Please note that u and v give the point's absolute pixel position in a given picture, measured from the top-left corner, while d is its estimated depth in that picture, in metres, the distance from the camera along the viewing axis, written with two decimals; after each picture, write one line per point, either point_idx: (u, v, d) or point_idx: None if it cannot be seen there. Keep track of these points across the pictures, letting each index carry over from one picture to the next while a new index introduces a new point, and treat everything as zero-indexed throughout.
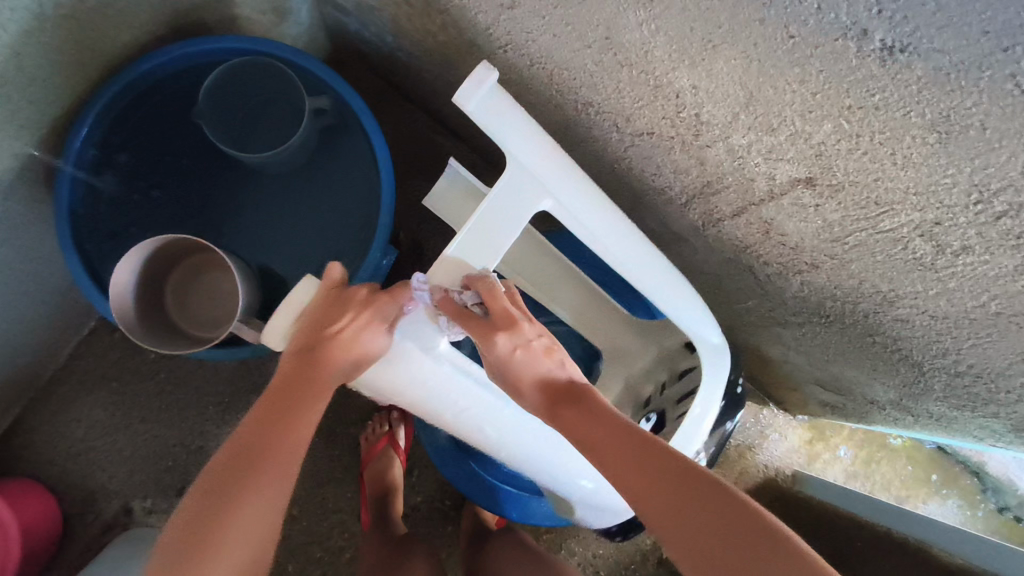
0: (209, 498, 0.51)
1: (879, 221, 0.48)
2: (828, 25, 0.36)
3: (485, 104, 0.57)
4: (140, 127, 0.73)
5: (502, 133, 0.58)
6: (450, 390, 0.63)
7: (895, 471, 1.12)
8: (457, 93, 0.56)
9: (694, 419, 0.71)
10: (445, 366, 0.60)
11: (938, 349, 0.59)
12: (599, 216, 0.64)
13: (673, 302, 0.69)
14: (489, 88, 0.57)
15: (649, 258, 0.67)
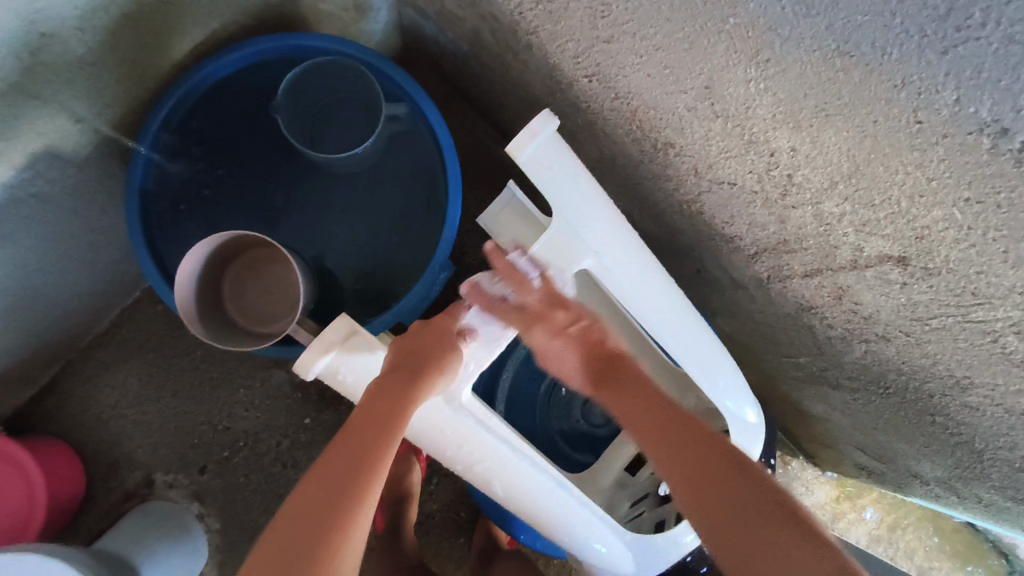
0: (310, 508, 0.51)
1: (970, 311, 0.47)
2: (963, 118, 0.36)
3: (535, 154, 0.59)
4: (216, 114, 0.73)
5: (552, 183, 0.59)
6: (465, 439, 0.63)
7: (920, 540, 1.10)
8: (511, 143, 0.58)
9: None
10: (465, 416, 0.62)
11: (1006, 440, 0.57)
12: (639, 274, 0.63)
13: (711, 374, 0.66)
14: (543, 139, 0.59)
15: (693, 326, 0.65)
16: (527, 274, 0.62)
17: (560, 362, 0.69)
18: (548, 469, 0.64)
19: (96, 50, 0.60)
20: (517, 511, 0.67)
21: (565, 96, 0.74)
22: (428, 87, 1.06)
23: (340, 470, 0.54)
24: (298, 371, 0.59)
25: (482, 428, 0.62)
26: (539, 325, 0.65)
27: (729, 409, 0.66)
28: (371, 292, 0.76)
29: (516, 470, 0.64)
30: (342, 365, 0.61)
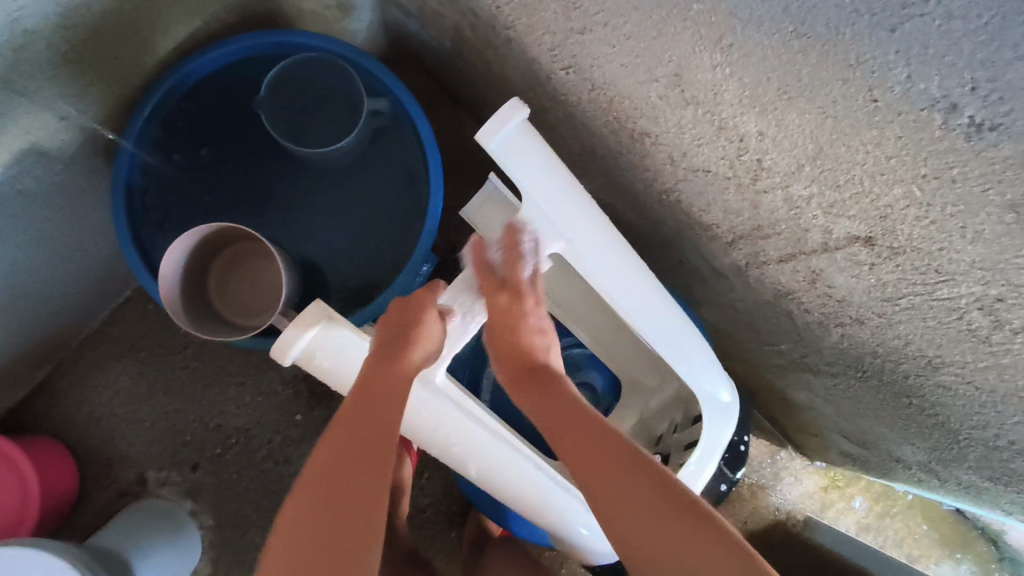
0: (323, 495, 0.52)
1: (936, 288, 0.48)
2: (915, 95, 0.36)
3: (506, 143, 0.59)
4: (199, 111, 0.74)
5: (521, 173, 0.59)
6: (440, 424, 0.64)
7: (908, 528, 1.11)
8: (481, 130, 0.58)
9: (694, 470, 0.67)
10: (439, 397, 0.63)
11: (979, 420, 0.58)
12: (614, 262, 0.63)
13: (684, 356, 0.67)
14: (514, 127, 0.59)
15: (667, 308, 0.66)
16: (527, 254, 0.63)
17: (500, 347, 0.65)
18: (522, 449, 0.66)
19: (78, 46, 0.61)
20: (496, 493, 0.68)
21: (546, 90, 0.75)
22: (416, 85, 1.08)
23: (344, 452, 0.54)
24: (275, 357, 0.60)
25: (457, 408, 0.63)
26: (505, 294, 0.64)
27: (702, 389, 0.68)
28: (356, 285, 0.77)
29: (492, 453, 0.65)
30: (319, 351, 0.61)
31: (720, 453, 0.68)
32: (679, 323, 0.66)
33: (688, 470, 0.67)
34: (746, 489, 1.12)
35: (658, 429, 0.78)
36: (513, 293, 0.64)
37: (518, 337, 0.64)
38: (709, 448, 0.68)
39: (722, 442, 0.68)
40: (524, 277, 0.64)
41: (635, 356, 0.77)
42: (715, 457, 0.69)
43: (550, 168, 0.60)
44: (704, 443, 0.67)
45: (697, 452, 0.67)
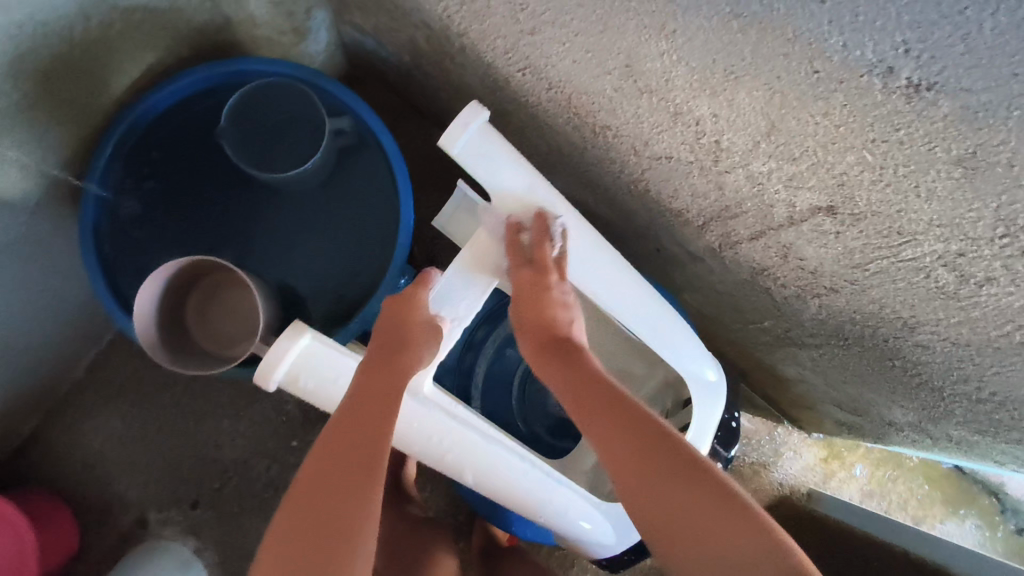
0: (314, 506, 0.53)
1: (900, 250, 0.48)
2: (853, 62, 0.37)
3: (468, 145, 0.60)
4: (161, 148, 0.74)
5: (486, 172, 0.61)
6: (433, 434, 0.64)
7: (910, 490, 1.12)
8: (444, 134, 0.59)
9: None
10: (431, 407, 0.63)
11: (960, 375, 0.59)
12: (590, 255, 0.64)
13: (668, 341, 0.67)
14: (474, 128, 0.60)
15: (644, 296, 0.66)
16: (557, 238, 0.62)
17: (525, 318, 0.64)
18: (518, 450, 0.66)
19: (31, 94, 0.61)
20: (496, 498, 0.68)
21: (505, 93, 0.76)
22: (380, 102, 1.08)
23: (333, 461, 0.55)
24: (261, 376, 0.59)
25: (449, 417, 0.63)
26: (529, 270, 0.62)
27: (689, 373, 0.68)
28: (337, 305, 0.77)
29: (489, 459, 0.65)
30: (304, 370, 0.61)
31: (712, 434, 0.69)
32: (659, 310, 0.67)
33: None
34: (748, 468, 1.12)
35: None
36: (539, 269, 0.62)
37: (545, 311, 0.62)
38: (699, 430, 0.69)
39: (710, 426, 0.69)
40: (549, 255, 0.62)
41: (619, 350, 0.78)
42: (707, 440, 0.69)
43: (515, 164, 0.61)
44: (695, 426, 0.68)
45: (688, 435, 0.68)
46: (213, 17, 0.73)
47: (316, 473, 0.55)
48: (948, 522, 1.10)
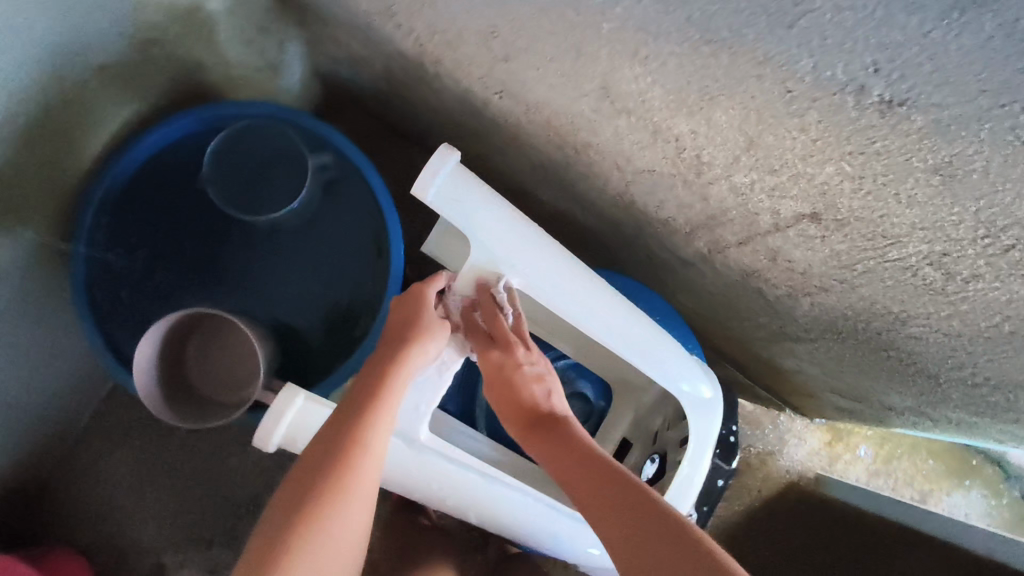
0: (299, 486, 0.53)
1: (886, 251, 0.49)
2: (825, 81, 0.37)
3: (441, 191, 0.59)
4: (143, 199, 0.74)
5: (462, 216, 0.60)
6: (436, 479, 0.65)
7: (916, 466, 1.13)
8: (415, 184, 0.59)
9: (689, 473, 0.67)
10: (432, 456, 0.63)
11: (954, 362, 0.60)
12: (575, 287, 0.64)
13: (659, 361, 0.67)
14: (445, 174, 0.59)
15: (632, 321, 0.66)
16: (502, 305, 0.63)
17: (499, 395, 0.66)
18: (521, 488, 0.66)
19: (8, 161, 0.60)
20: (505, 530, 0.69)
21: (484, 115, 0.76)
22: (359, 127, 1.08)
23: (321, 445, 0.55)
24: (258, 441, 0.60)
25: (445, 459, 0.63)
26: (495, 351, 0.64)
27: (684, 391, 0.68)
28: (335, 339, 0.78)
29: (494, 497, 0.66)
30: (299, 436, 0.61)
31: (712, 448, 0.68)
32: (648, 333, 0.67)
33: (682, 475, 0.67)
34: (755, 458, 1.12)
35: (654, 425, 0.78)
36: (503, 347, 0.64)
37: (514, 391, 0.65)
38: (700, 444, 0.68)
39: (710, 439, 0.69)
40: (506, 325, 0.64)
41: (618, 360, 0.79)
42: (708, 454, 0.69)
43: (489, 208, 0.61)
44: (694, 444, 0.67)
45: (688, 454, 0.67)
46: (185, 63, 0.73)
47: (305, 457, 0.55)
48: (955, 494, 1.13)
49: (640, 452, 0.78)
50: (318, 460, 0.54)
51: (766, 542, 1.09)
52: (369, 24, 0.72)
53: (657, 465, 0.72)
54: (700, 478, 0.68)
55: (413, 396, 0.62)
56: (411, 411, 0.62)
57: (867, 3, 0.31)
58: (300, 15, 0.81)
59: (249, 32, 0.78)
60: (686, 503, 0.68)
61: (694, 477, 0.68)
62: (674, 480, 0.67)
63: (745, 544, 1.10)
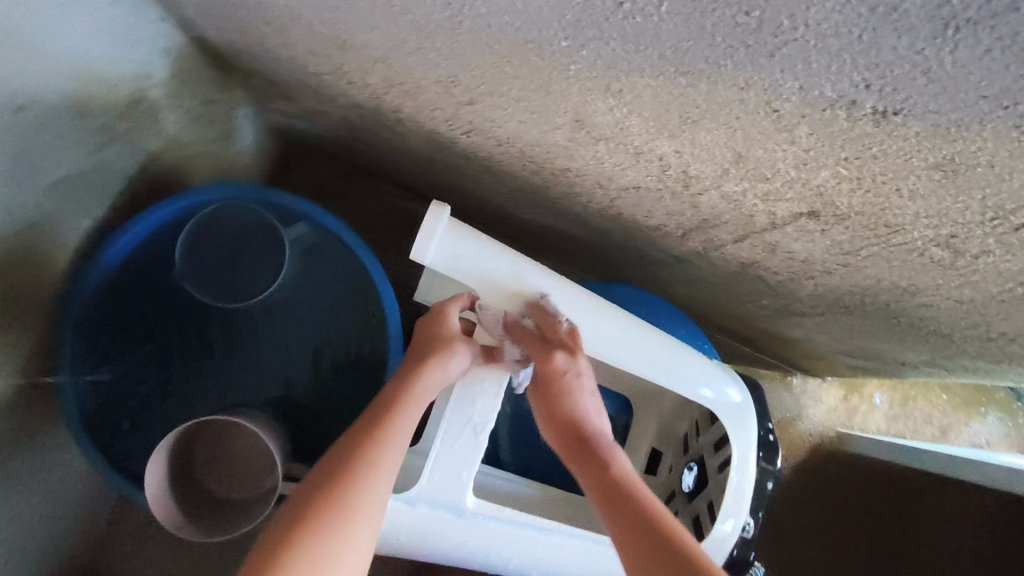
0: (334, 461, 0.53)
1: (890, 237, 0.49)
2: (814, 99, 0.36)
3: (438, 252, 0.59)
4: (121, 305, 0.72)
5: (463, 272, 0.61)
6: (492, 544, 0.64)
7: (930, 403, 1.15)
8: (413, 249, 0.59)
9: (739, 479, 0.67)
10: (483, 523, 0.62)
11: (968, 322, 0.60)
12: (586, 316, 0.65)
13: (682, 374, 0.68)
14: (440, 233, 0.59)
15: (649, 339, 0.66)
16: (556, 314, 0.62)
17: (553, 405, 0.63)
18: (578, 532, 0.64)
19: None
20: None
21: (453, 151, 0.74)
22: (323, 174, 1.05)
23: (356, 430, 0.55)
24: None
25: (499, 520, 0.62)
26: (554, 353, 0.62)
27: (715, 396, 0.68)
28: (349, 403, 0.76)
29: (553, 548, 0.64)
30: None
31: (754, 452, 0.68)
32: (666, 348, 0.67)
33: (733, 484, 0.67)
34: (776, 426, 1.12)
35: (681, 429, 0.78)
36: (560, 350, 0.62)
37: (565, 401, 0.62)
38: (742, 451, 0.68)
39: (751, 446, 0.69)
40: (562, 330, 0.62)
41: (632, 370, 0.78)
42: (751, 459, 0.68)
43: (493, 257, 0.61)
44: (736, 452, 0.67)
45: (734, 464, 0.67)
46: (137, 157, 0.70)
47: (340, 441, 0.55)
48: (973, 423, 1.15)
49: (674, 459, 0.78)
50: (352, 441, 0.54)
51: (802, 507, 1.10)
52: (319, 82, 0.69)
53: (698, 473, 0.72)
54: (750, 484, 0.68)
55: (452, 465, 0.61)
56: (455, 479, 0.61)
57: (853, 29, 0.30)
58: (244, 80, 0.78)
59: (195, 109, 0.75)
60: (743, 510, 0.67)
61: (745, 483, 0.67)
62: (727, 490, 0.67)
63: (785, 516, 1.09)
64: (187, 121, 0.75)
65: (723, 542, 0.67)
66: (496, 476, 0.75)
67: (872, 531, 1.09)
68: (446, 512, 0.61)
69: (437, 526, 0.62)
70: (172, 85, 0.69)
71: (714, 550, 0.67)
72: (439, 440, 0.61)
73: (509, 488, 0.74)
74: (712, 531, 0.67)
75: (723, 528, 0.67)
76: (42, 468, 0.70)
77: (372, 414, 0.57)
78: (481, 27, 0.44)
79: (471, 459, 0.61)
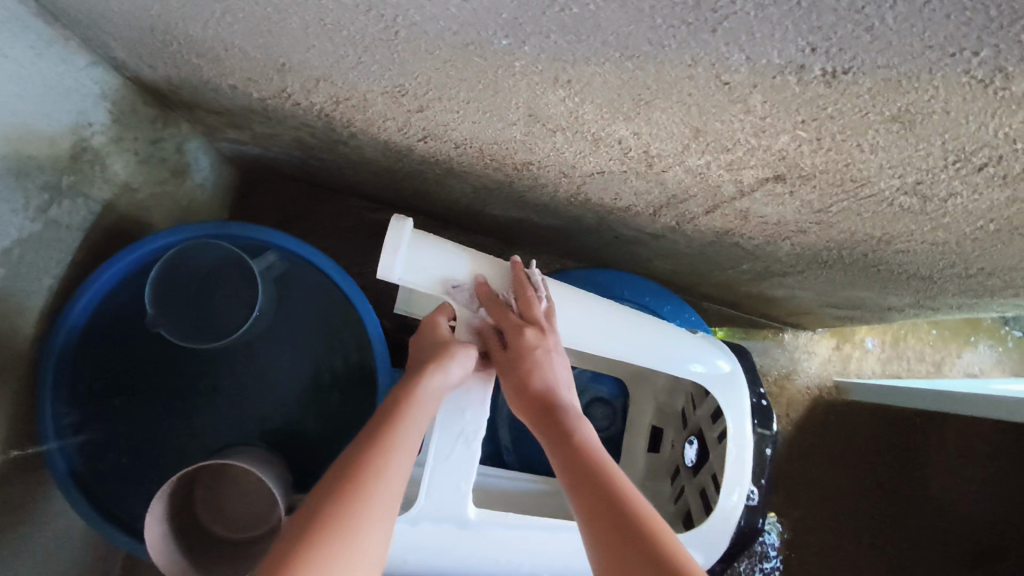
0: (341, 469, 0.52)
1: (857, 191, 0.48)
2: (762, 68, 0.35)
3: (407, 265, 0.58)
4: (96, 362, 0.70)
5: (437, 281, 0.60)
6: (499, 551, 0.63)
7: (921, 341, 1.16)
8: (380, 267, 0.57)
9: (737, 449, 0.67)
10: (488, 530, 0.62)
11: (946, 262, 0.60)
12: (567, 308, 0.64)
13: (670, 352, 0.68)
14: (406, 246, 0.58)
15: (631, 323, 0.66)
16: (539, 287, 0.62)
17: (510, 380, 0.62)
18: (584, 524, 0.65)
19: None
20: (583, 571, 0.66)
21: (412, 159, 0.73)
22: (287, 196, 1.03)
23: (363, 437, 0.55)
24: None
25: (503, 524, 0.62)
26: (520, 325, 0.61)
27: (706, 369, 0.69)
28: (344, 429, 0.76)
29: (561, 544, 0.64)
30: None
31: (749, 420, 0.69)
32: (650, 329, 0.67)
33: (732, 455, 0.67)
34: (774, 384, 1.13)
35: (678, 405, 0.78)
36: (529, 324, 0.61)
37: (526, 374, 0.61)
38: (737, 421, 0.69)
39: (745, 414, 0.69)
40: (537, 305, 0.62)
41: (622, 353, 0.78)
42: (747, 428, 0.69)
43: (466, 262, 0.61)
44: (731, 422, 0.67)
45: (730, 432, 0.67)
46: (90, 209, 0.68)
47: (348, 450, 0.54)
48: (964, 354, 1.17)
49: (674, 434, 0.78)
50: (360, 448, 0.53)
51: (808, 461, 1.11)
52: (266, 107, 0.68)
53: (699, 447, 0.72)
54: (750, 454, 0.68)
55: (449, 478, 0.60)
56: (454, 492, 0.61)
57: None
58: (190, 114, 0.76)
59: (143, 151, 0.73)
60: (745, 480, 0.67)
61: (744, 452, 0.67)
62: (726, 461, 0.67)
63: (794, 472, 1.10)
64: (138, 164, 0.73)
65: (729, 514, 0.67)
66: (499, 477, 0.75)
67: (878, 477, 1.12)
68: (450, 524, 0.61)
69: (441, 541, 0.61)
70: (115, 131, 0.67)
71: (721, 523, 0.67)
72: (432, 454, 0.60)
73: (514, 488, 0.74)
74: (718, 503, 0.67)
75: (729, 499, 0.66)
76: (41, 537, 0.69)
77: (378, 422, 0.56)
78: (418, 34, 0.43)
79: (467, 469, 0.61)
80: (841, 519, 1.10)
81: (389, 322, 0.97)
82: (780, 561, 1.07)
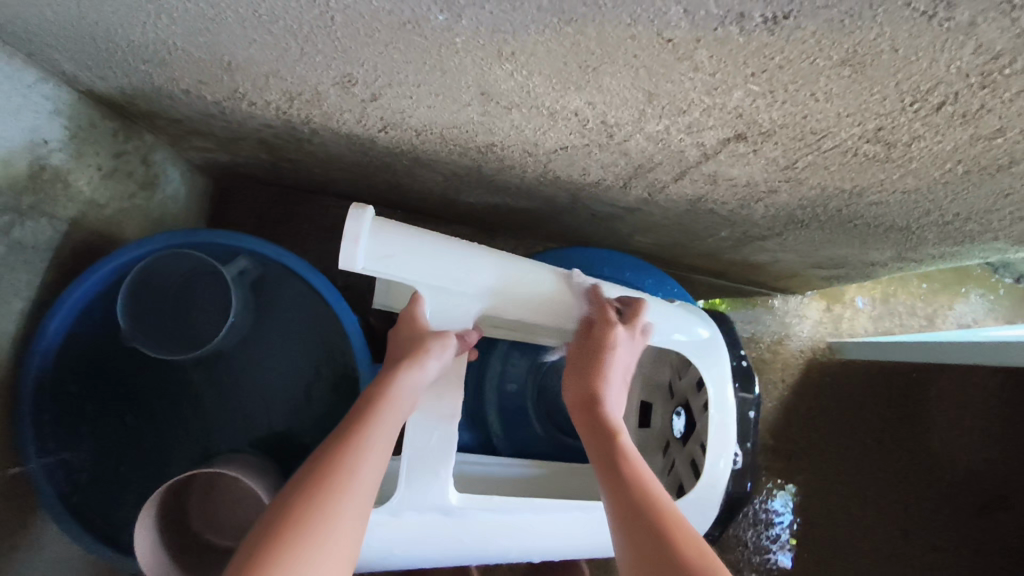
0: (314, 468, 0.52)
1: (819, 143, 0.47)
2: (702, 21, 0.34)
3: (369, 251, 0.56)
4: (76, 381, 0.70)
5: (401, 266, 0.58)
6: (486, 537, 0.62)
7: (911, 295, 1.16)
8: (341, 256, 0.55)
9: (721, 415, 0.67)
10: (473, 516, 0.61)
11: (921, 211, 0.59)
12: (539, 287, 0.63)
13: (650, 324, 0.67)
14: (367, 232, 0.56)
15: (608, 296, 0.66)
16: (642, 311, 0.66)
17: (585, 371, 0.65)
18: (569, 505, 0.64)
19: None
20: (574, 549, 0.66)
21: (376, 151, 0.71)
22: (261, 201, 1.02)
23: (337, 436, 0.55)
24: None
25: (487, 510, 0.62)
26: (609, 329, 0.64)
27: (685, 337, 0.68)
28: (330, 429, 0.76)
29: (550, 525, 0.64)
30: None
31: (731, 384, 0.69)
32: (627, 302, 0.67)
33: (715, 421, 0.66)
34: (767, 351, 1.12)
35: (664, 378, 0.78)
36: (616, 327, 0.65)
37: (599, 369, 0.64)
38: (718, 385, 0.68)
39: (727, 382, 0.68)
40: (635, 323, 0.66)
41: None
42: (729, 393, 0.68)
43: (432, 246, 0.59)
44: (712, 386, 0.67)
45: (712, 399, 0.67)
46: (55, 227, 0.67)
47: (322, 450, 0.54)
48: (956, 305, 1.16)
49: (663, 409, 0.78)
50: (332, 447, 0.54)
51: (805, 424, 1.10)
52: (223, 110, 0.66)
53: (686, 417, 0.72)
54: (733, 419, 0.68)
55: (428, 466, 0.59)
56: (433, 480, 0.60)
57: None
58: (151, 124, 0.75)
59: (106, 165, 0.72)
60: (730, 446, 0.67)
61: (728, 418, 0.67)
62: (710, 429, 0.66)
63: (792, 436, 1.10)
64: (101, 180, 0.72)
65: (717, 481, 0.66)
66: (488, 463, 0.74)
67: (878, 435, 1.11)
68: (433, 513, 0.60)
69: (425, 531, 0.61)
70: (74, 146, 0.66)
71: (710, 490, 0.66)
72: (408, 443, 0.59)
73: (504, 472, 0.73)
74: (706, 470, 0.66)
75: (716, 466, 0.66)
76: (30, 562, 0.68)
77: (352, 421, 0.56)
78: (354, 17, 0.42)
79: (445, 457, 0.60)
80: (846, 481, 1.09)
81: (373, 318, 0.97)
82: (787, 526, 1.07)
